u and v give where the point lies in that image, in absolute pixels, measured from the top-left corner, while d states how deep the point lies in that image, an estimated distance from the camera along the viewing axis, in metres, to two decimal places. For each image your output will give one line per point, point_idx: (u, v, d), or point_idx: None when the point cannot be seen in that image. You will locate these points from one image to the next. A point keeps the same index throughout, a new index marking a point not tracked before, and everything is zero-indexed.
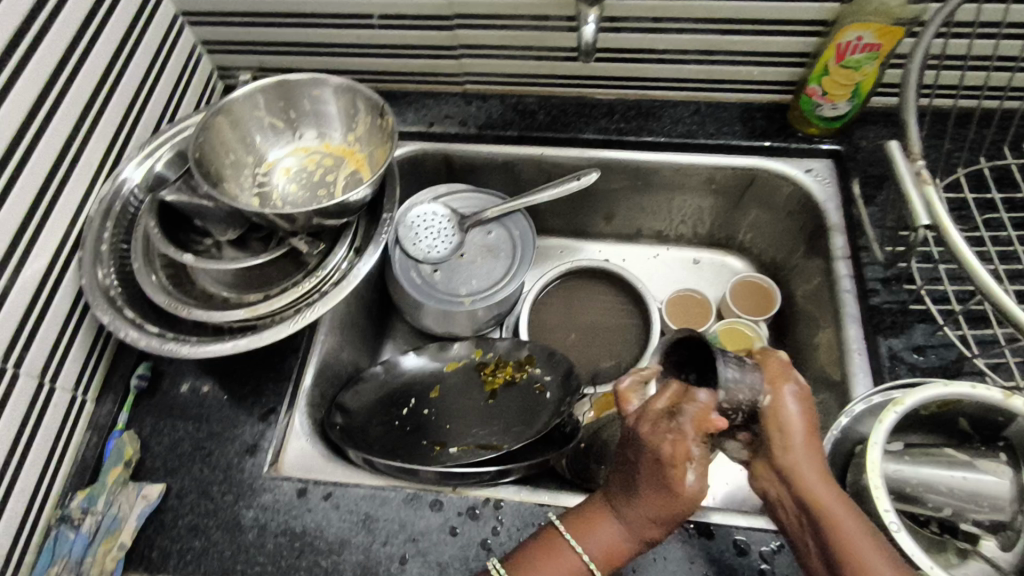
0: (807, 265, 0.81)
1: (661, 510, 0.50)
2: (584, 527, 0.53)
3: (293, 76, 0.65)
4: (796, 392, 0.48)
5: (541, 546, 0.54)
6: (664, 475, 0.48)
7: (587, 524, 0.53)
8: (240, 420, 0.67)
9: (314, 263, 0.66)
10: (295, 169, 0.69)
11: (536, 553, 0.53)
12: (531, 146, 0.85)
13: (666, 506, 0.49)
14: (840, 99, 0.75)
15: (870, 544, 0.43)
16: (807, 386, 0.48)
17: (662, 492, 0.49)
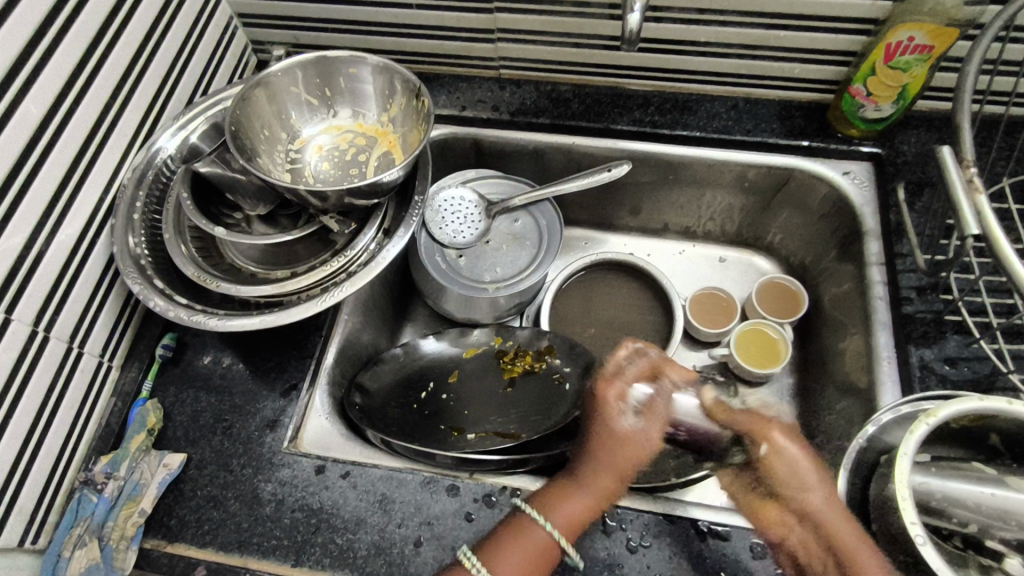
0: (838, 268, 0.80)
1: (622, 458, 0.60)
2: (554, 498, 0.57)
3: (331, 52, 0.64)
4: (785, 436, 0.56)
5: (509, 530, 0.56)
6: (614, 418, 0.61)
7: (555, 503, 0.57)
8: (262, 395, 0.67)
9: (343, 243, 0.66)
10: (328, 147, 0.68)
11: (501, 535, 0.56)
12: (564, 134, 0.84)
13: (624, 453, 0.60)
14: (885, 101, 0.73)
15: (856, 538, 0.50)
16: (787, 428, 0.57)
17: (621, 437, 0.60)
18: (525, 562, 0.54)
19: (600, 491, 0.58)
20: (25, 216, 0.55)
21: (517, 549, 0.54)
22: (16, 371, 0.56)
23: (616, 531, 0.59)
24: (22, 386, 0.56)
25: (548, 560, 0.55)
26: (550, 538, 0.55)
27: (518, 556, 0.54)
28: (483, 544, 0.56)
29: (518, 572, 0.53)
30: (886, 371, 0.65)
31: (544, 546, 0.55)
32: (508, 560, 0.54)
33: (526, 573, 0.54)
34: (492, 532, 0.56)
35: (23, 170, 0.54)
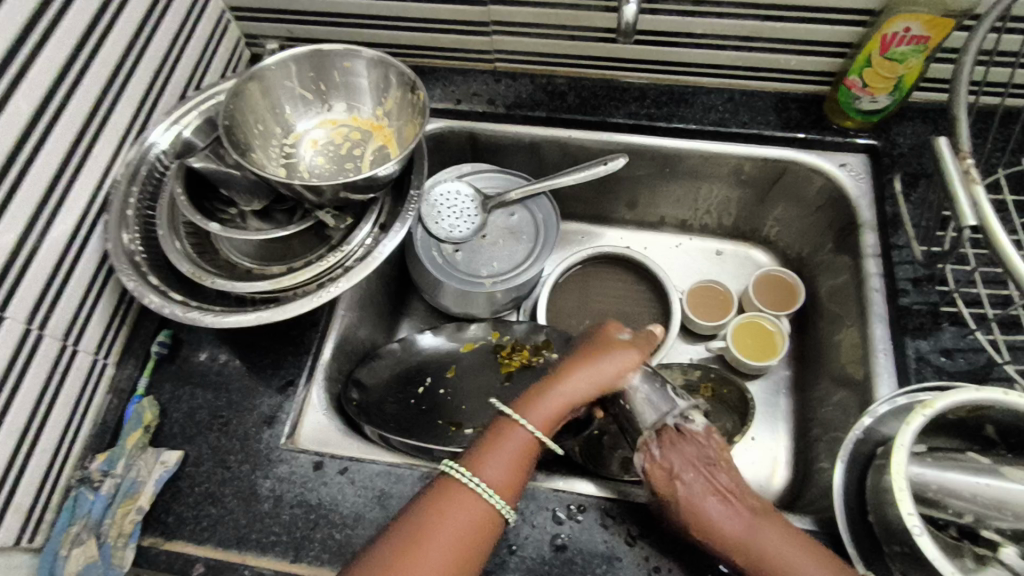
0: (834, 260, 0.80)
1: (602, 371, 0.60)
2: (532, 397, 0.59)
3: (325, 45, 0.64)
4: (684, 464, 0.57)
5: (489, 437, 0.57)
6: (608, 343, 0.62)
7: (535, 401, 0.58)
8: (258, 391, 0.67)
9: (338, 238, 0.66)
10: (323, 141, 0.68)
11: (482, 445, 0.56)
12: (560, 128, 0.84)
13: (607, 365, 0.60)
14: (880, 93, 0.73)
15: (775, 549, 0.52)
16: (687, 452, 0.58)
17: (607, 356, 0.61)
18: (508, 462, 0.55)
19: (572, 393, 0.59)
20: (16, 213, 0.54)
21: (501, 453, 0.55)
22: (11, 368, 0.55)
23: (615, 524, 0.60)
24: (16, 384, 0.56)
25: (531, 458, 0.56)
26: (531, 436, 0.56)
27: (503, 458, 0.55)
28: (466, 454, 0.56)
29: (504, 471, 0.54)
30: (883, 362, 0.65)
31: (525, 445, 0.56)
32: (493, 463, 0.55)
33: (512, 472, 0.55)
34: (473, 444, 0.57)
35: (14, 166, 0.53)
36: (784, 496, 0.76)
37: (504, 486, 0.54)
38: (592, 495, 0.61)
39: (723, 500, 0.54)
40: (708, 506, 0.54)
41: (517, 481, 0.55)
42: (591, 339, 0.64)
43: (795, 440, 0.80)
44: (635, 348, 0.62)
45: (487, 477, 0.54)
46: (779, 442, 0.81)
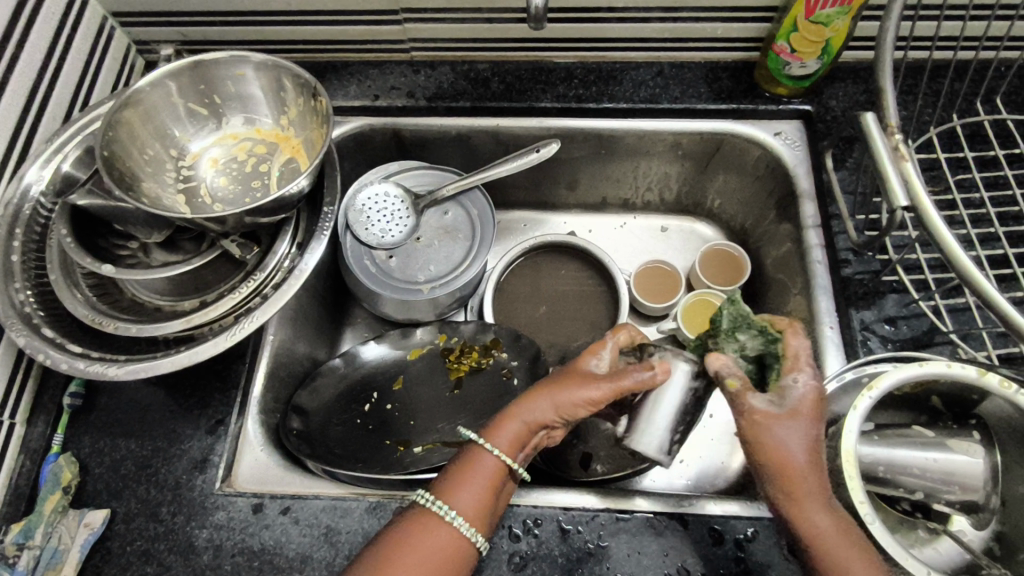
0: (777, 230, 0.78)
1: (573, 399, 0.54)
2: (499, 420, 0.55)
3: (209, 56, 0.58)
4: (800, 386, 0.48)
5: (457, 465, 0.54)
6: (583, 366, 0.57)
7: (500, 429, 0.54)
8: (186, 433, 0.63)
9: (252, 265, 0.61)
10: (223, 160, 0.62)
11: (452, 471, 0.53)
12: (486, 117, 0.79)
13: (564, 396, 0.54)
14: (809, 57, 0.70)
15: (820, 493, 0.46)
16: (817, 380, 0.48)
17: (581, 386, 0.54)
18: (476, 489, 0.52)
19: (522, 418, 0.55)
20: None
21: (470, 481, 0.52)
22: None
23: (573, 535, 0.58)
24: None
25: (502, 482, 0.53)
26: (499, 462, 0.53)
27: (472, 486, 0.52)
28: (436, 483, 0.53)
29: (473, 500, 0.51)
30: (829, 335, 0.64)
31: (493, 471, 0.53)
32: (465, 494, 0.52)
33: (479, 500, 0.52)
34: (446, 472, 0.54)
35: None
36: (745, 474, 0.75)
37: (474, 513, 0.51)
38: (547, 507, 0.59)
39: (804, 444, 0.46)
40: (779, 433, 0.47)
41: (486, 508, 0.52)
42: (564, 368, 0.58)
43: None
44: (605, 379, 0.54)
45: (458, 507, 0.51)
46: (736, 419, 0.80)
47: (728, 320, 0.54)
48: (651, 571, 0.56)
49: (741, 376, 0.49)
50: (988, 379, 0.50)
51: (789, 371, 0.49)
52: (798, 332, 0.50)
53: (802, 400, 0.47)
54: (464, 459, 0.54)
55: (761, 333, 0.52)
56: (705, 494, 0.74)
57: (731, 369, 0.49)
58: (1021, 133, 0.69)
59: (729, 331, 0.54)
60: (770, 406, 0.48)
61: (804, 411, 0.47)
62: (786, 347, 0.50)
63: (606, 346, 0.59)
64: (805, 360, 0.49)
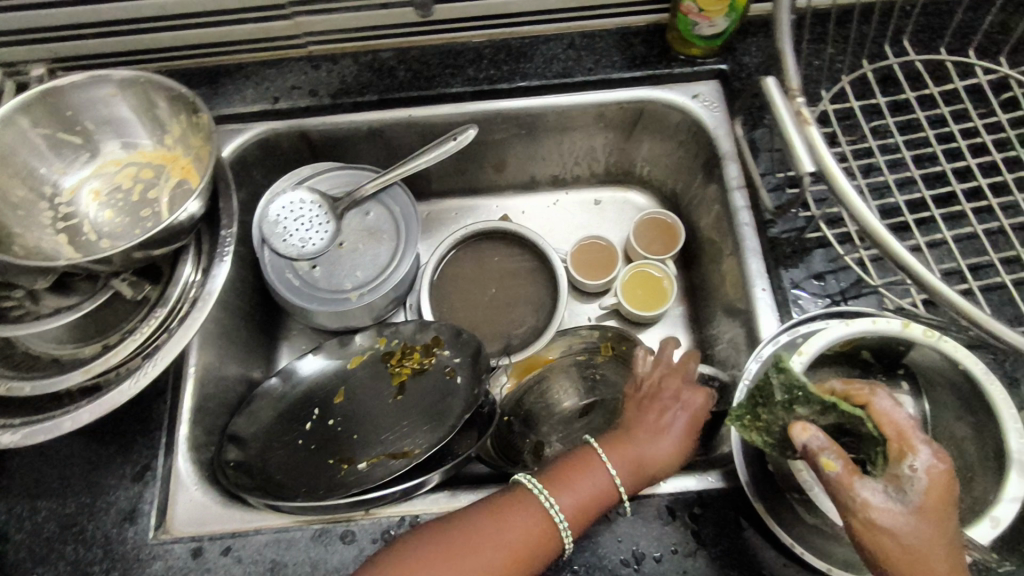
0: (706, 193, 0.78)
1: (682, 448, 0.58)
2: (622, 445, 0.58)
3: (67, 79, 0.53)
4: (917, 474, 0.42)
5: (573, 464, 0.57)
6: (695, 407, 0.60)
7: (620, 454, 0.57)
8: (111, 484, 0.59)
9: (155, 297, 0.57)
10: (107, 190, 0.57)
11: (566, 467, 0.57)
12: (396, 108, 0.75)
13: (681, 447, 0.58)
14: (717, 16, 0.68)
15: None
16: (937, 464, 0.42)
17: (689, 436, 0.59)
18: (587, 490, 0.55)
19: (643, 460, 0.57)
20: None
21: (578, 481, 0.55)
22: None
23: None
24: None
25: (610, 498, 0.55)
26: (610, 480, 0.55)
27: (577, 487, 0.55)
28: (544, 474, 0.57)
29: (580, 500, 0.54)
30: (762, 297, 0.64)
31: (604, 484, 0.55)
32: (567, 491, 0.54)
33: (586, 501, 0.55)
34: (559, 464, 0.57)
35: None
36: None
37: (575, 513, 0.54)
38: None
39: (935, 545, 0.40)
40: (902, 535, 0.41)
41: (590, 511, 0.54)
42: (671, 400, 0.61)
43: None
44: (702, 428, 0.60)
45: (561, 502, 0.54)
46: None
47: (780, 393, 0.49)
48: (607, 559, 0.56)
49: (839, 453, 0.42)
50: (912, 329, 0.51)
51: (900, 456, 0.43)
52: (883, 399, 0.45)
53: (924, 493, 0.41)
54: (581, 460, 0.57)
55: (826, 409, 0.47)
56: None
57: (825, 445, 0.42)
58: (931, 73, 0.69)
59: (786, 403, 0.49)
60: (888, 501, 0.41)
61: (933, 504, 0.41)
62: (882, 425, 0.44)
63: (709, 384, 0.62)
64: (914, 438, 0.43)
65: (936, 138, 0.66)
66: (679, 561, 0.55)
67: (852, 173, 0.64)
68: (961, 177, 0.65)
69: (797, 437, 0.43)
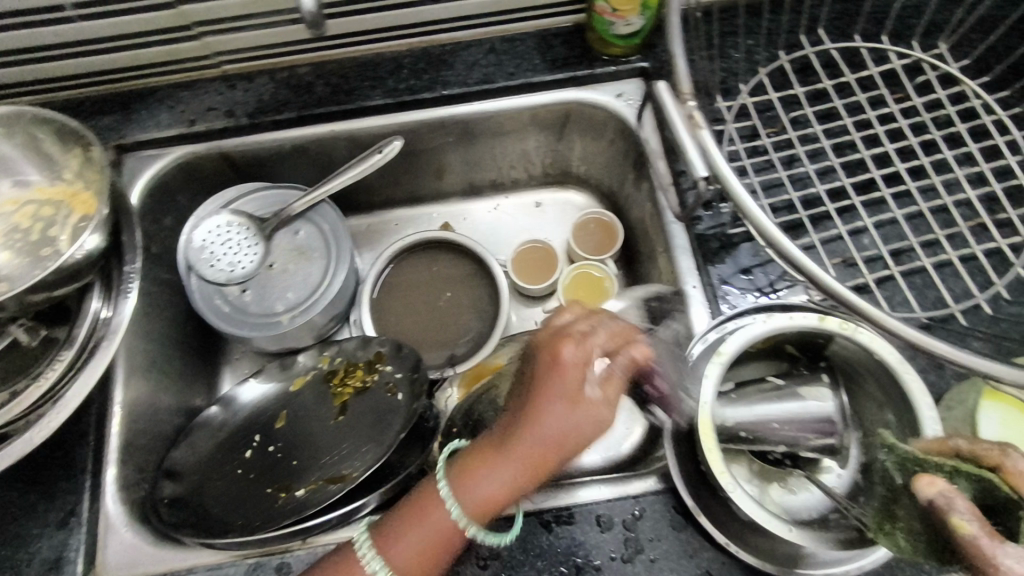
0: (638, 191, 0.77)
1: (569, 435, 0.47)
2: (484, 459, 0.49)
3: None
4: None
5: (410, 509, 0.51)
6: (566, 381, 0.47)
7: (477, 471, 0.49)
8: (34, 534, 0.58)
9: (63, 337, 0.54)
10: (4, 231, 0.55)
11: (404, 514, 0.51)
12: (317, 123, 0.74)
13: (572, 424, 0.47)
14: (631, 15, 0.68)
15: None
16: None
17: (568, 412, 0.47)
18: (420, 542, 0.49)
19: (524, 468, 0.48)
20: None
21: (413, 535, 0.50)
22: None
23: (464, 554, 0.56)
24: None
25: (455, 539, 0.50)
26: (452, 523, 0.49)
27: (411, 542, 0.50)
28: (382, 526, 0.51)
29: (414, 551, 0.49)
30: (693, 296, 0.64)
31: (440, 534, 0.49)
32: (401, 548, 0.50)
33: (419, 557, 0.49)
34: (397, 507, 0.52)
35: None
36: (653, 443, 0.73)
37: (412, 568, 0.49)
38: None
39: None
40: None
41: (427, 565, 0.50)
42: (542, 364, 0.49)
43: None
44: (594, 401, 0.47)
45: (391, 563, 0.49)
46: None
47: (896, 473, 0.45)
48: (546, 571, 0.55)
49: (973, 514, 0.36)
50: (828, 322, 0.53)
51: None
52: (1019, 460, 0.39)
53: None
54: (417, 501, 0.51)
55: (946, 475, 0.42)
56: None
57: (955, 503, 0.37)
58: (848, 60, 0.70)
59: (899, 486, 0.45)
60: None
61: None
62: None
63: (594, 349, 0.48)
64: None
65: (855, 125, 0.67)
66: (618, 568, 0.55)
67: (773, 166, 0.64)
68: (881, 163, 0.65)
69: (924, 489, 0.38)
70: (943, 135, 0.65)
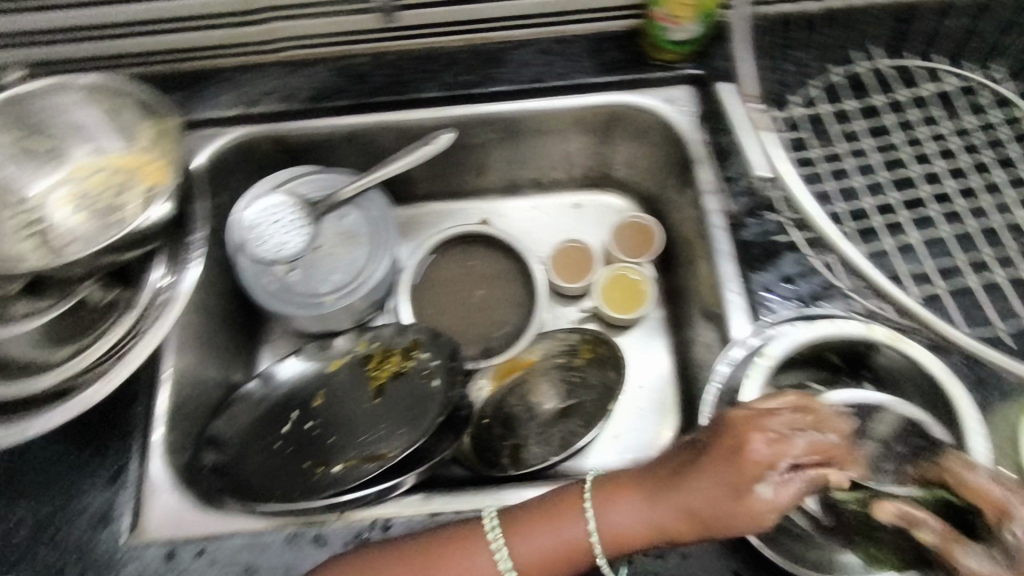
0: (681, 197, 0.78)
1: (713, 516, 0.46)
2: (631, 494, 0.51)
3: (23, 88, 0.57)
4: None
5: (552, 505, 0.53)
6: (748, 473, 0.44)
7: (618, 500, 0.51)
8: (84, 488, 0.60)
9: (127, 299, 0.57)
10: (75, 194, 0.59)
11: (542, 510, 0.53)
12: (371, 112, 0.76)
13: (724, 510, 0.45)
14: (687, 21, 0.69)
15: None
16: None
17: (728, 500, 0.45)
18: (551, 541, 0.51)
19: (656, 521, 0.49)
20: None
21: (546, 530, 0.52)
22: None
23: None
24: None
25: (582, 555, 0.51)
26: (585, 539, 0.51)
27: (541, 535, 0.52)
28: (513, 512, 0.54)
29: (539, 554, 0.51)
30: (734, 301, 0.64)
31: (575, 543, 0.51)
32: (527, 538, 0.52)
33: (542, 555, 0.51)
34: (534, 501, 0.54)
35: None
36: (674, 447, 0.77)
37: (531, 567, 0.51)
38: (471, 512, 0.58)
39: None
40: None
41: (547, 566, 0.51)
42: (728, 441, 0.46)
43: (677, 382, 0.81)
44: (762, 508, 0.44)
45: (514, 549, 0.52)
46: (650, 376, 0.82)
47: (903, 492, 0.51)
48: None
49: (930, 524, 0.40)
50: (874, 331, 0.57)
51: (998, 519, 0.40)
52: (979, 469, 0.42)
53: None
54: (558, 501, 0.53)
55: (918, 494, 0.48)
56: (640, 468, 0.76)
57: (910, 515, 0.41)
58: (899, 78, 0.70)
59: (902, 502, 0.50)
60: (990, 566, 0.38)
61: None
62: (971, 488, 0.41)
63: (788, 452, 0.44)
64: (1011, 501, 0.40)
65: (904, 143, 0.67)
66: (649, 563, 0.55)
67: (822, 177, 0.64)
68: (929, 181, 0.66)
69: (879, 511, 0.42)
70: (994, 158, 0.65)
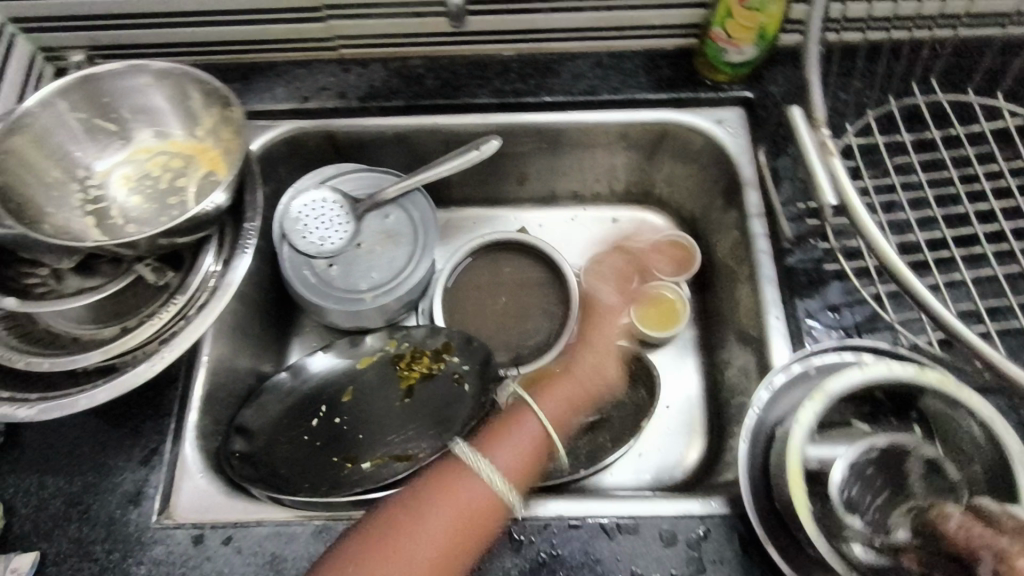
0: (724, 218, 0.78)
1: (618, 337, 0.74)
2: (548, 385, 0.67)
3: (98, 67, 0.57)
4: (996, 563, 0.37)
5: (503, 420, 0.62)
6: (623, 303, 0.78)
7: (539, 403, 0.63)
8: (118, 466, 0.60)
9: (177, 285, 0.58)
10: (137, 176, 0.62)
11: (494, 429, 0.61)
12: (422, 114, 0.76)
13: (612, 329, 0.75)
14: (745, 44, 0.70)
15: None
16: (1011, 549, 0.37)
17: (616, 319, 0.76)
18: (519, 441, 0.59)
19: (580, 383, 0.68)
20: None
21: (510, 435, 0.60)
22: None
23: (525, 546, 0.57)
24: None
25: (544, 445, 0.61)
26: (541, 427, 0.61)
27: (510, 441, 0.59)
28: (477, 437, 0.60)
29: (517, 453, 0.58)
30: (775, 327, 0.64)
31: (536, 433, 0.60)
32: (501, 447, 0.58)
33: (517, 452, 0.58)
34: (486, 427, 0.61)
35: None
36: (700, 469, 0.76)
37: (515, 469, 0.57)
38: None
39: None
40: None
41: (525, 461, 0.58)
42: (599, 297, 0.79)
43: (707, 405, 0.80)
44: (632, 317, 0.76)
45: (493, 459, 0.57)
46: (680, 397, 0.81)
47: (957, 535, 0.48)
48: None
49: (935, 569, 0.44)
50: (926, 374, 0.53)
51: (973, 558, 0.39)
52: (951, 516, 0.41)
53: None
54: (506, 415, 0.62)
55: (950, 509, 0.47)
56: (666, 488, 0.75)
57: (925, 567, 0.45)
58: (958, 113, 0.70)
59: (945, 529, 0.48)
60: None
61: None
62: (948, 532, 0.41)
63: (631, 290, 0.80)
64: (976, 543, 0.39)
65: (959, 178, 0.67)
66: None
67: (873, 208, 0.64)
68: (983, 219, 0.65)
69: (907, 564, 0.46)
70: None
